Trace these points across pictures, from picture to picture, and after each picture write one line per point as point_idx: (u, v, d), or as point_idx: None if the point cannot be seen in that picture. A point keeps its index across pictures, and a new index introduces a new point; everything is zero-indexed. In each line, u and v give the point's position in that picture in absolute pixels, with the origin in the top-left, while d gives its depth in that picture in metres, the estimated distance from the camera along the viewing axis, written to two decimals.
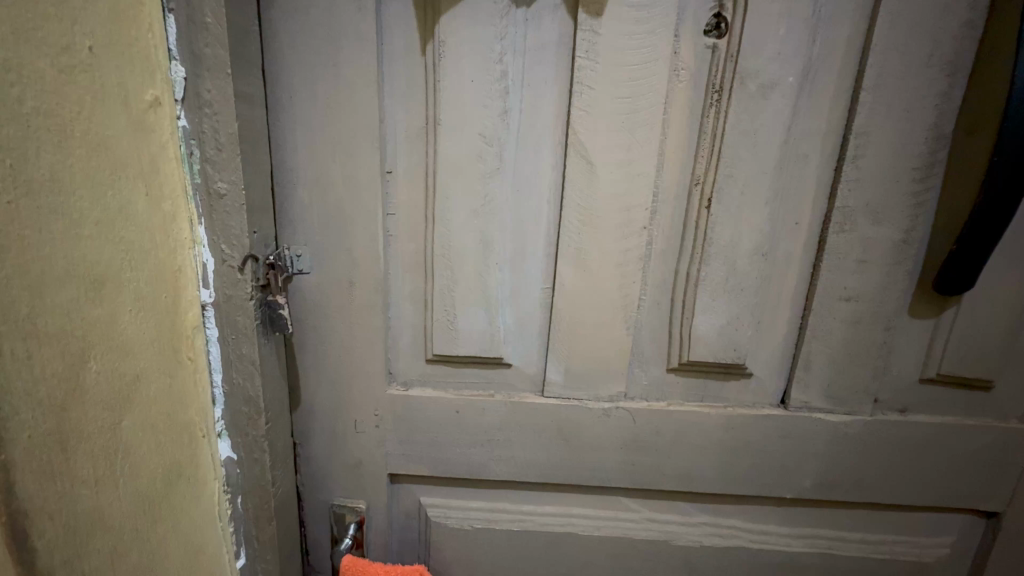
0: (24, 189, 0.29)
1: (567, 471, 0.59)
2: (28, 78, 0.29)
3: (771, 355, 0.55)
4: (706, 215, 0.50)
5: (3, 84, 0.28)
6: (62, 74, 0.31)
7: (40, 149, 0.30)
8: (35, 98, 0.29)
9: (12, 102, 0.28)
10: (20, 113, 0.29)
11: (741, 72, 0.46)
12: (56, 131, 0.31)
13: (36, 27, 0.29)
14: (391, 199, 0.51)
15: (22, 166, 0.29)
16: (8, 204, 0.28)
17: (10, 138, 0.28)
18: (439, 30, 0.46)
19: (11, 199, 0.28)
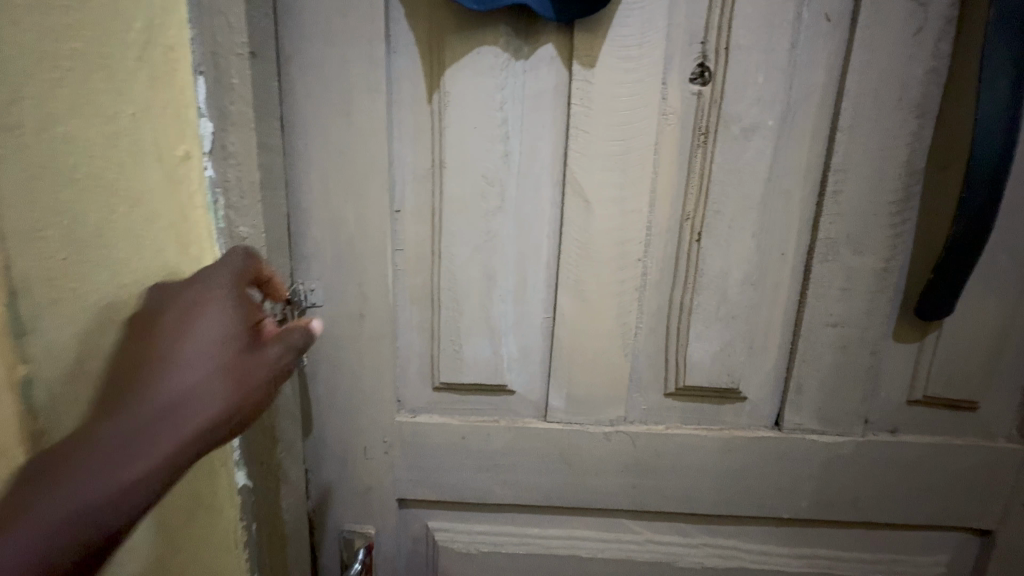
0: (74, 245, 0.35)
1: (571, 494, 0.60)
2: (81, 146, 0.35)
3: (764, 379, 0.57)
4: (698, 247, 0.53)
5: (61, 153, 0.34)
6: (109, 139, 0.36)
7: (90, 210, 0.36)
8: (85, 163, 0.35)
9: (66, 168, 0.35)
10: (74, 178, 0.35)
11: (725, 117, 0.49)
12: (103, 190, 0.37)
13: (90, 100, 0.35)
14: (399, 236, 0.54)
15: (75, 225, 0.35)
16: (62, 261, 0.35)
17: (63, 202, 0.35)
18: (444, 82, 0.49)
19: (64, 256, 0.35)
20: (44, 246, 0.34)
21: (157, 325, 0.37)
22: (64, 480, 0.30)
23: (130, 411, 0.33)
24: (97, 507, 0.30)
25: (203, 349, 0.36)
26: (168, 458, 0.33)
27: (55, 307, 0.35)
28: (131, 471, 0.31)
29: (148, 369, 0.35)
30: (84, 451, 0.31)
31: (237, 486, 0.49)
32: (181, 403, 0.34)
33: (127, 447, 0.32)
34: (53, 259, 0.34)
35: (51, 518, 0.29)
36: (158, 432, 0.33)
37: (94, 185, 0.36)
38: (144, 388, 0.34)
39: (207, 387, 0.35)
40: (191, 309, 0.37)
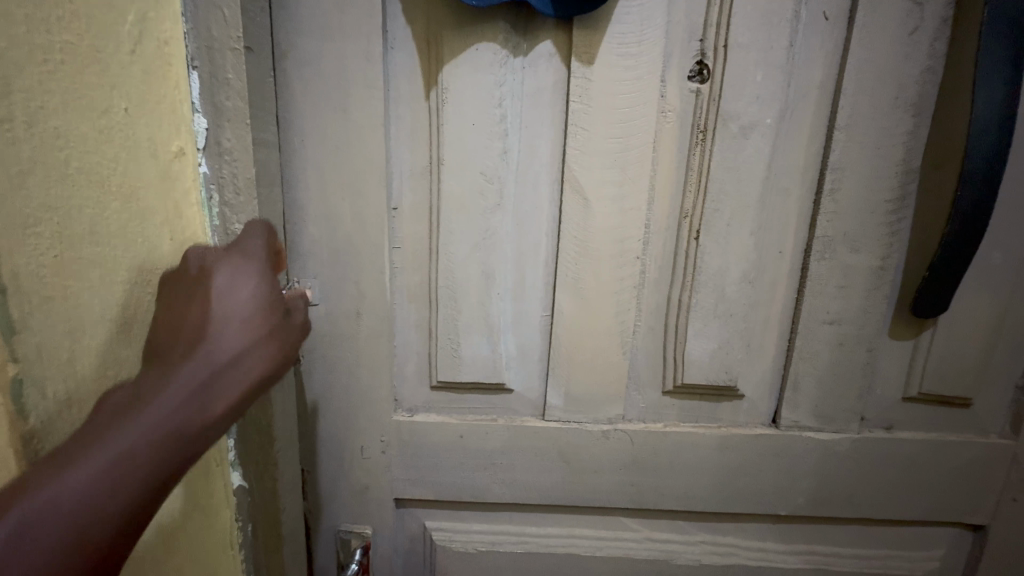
0: (68, 243, 0.35)
1: (569, 493, 0.60)
2: (73, 142, 0.35)
3: (761, 376, 0.57)
4: (697, 245, 0.53)
5: (54, 148, 0.34)
6: (101, 134, 0.36)
7: (82, 206, 0.36)
8: (77, 159, 0.35)
9: (59, 164, 0.34)
10: (65, 174, 0.34)
11: (723, 115, 0.49)
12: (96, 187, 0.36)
13: (80, 96, 0.34)
14: (397, 234, 0.54)
15: (67, 223, 0.35)
16: (53, 258, 0.35)
17: (57, 199, 0.34)
18: (442, 78, 0.49)
19: (57, 254, 0.35)
20: (35, 243, 0.34)
21: (204, 287, 0.36)
22: (127, 426, 0.29)
23: (186, 365, 0.33)
24: (160, 455, 0.30)
25: (252, 309, 0.36)
26: (226, 410, 0.32)
27: (45, 304, 0.35)
28: (192, 420, 0.31)
29: (198, 327, 0.34)
30: (144, 401, 0.31)
31: (233, 488, 0.48)
32: (234, 359, 0.34)
33: (189, 397, 0.31)
34: (43, 256, 0.34)
35: (115, 464, 0.28)
36: (216, 385, 0.33)
37: (85, 182, 0.35)
38: (197, 344, 0.34)
39: (252, 348, 0.35)
40: (237, 274, 0.37)
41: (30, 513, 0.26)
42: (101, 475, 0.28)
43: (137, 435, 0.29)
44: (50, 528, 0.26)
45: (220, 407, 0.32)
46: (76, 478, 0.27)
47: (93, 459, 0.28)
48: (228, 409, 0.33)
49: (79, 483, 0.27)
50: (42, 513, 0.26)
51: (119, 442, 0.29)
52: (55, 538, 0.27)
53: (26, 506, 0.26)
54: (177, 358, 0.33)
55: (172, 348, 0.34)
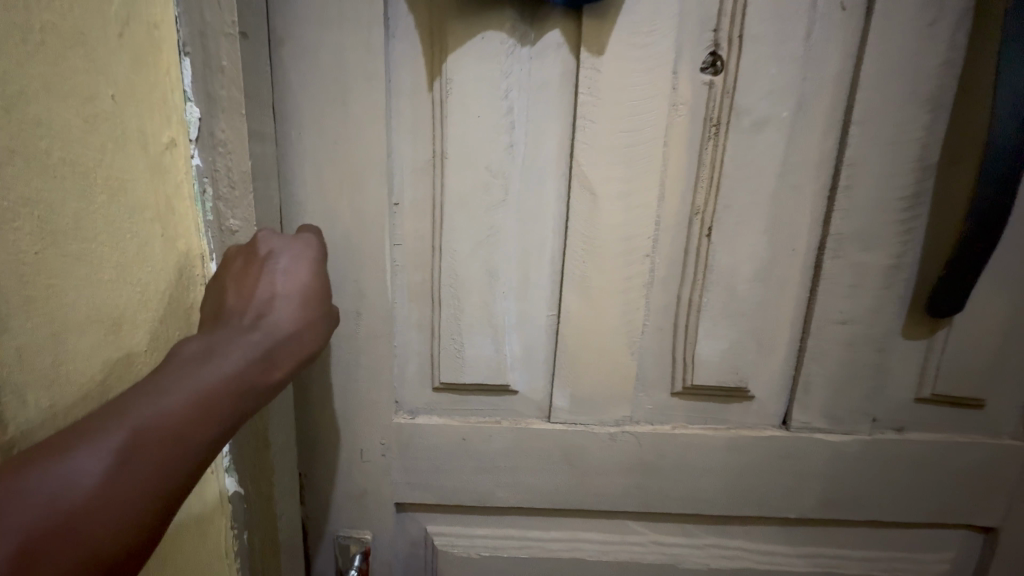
0: (49, 239, 0.33)
1: (574, 496, 0.59)
2: (56, 131, 0.32)
3: (772, 377, 0.56)
4: (708, 243, 0.51)
5: (33, 137, 0.31)
6: (86, 123, 0.34)
7: (65, 199, 0.33)
8: (61, 149, 0.33)
9: (40, 154, 0.32)
10: (46, 165, 0.32)
11: (737, 108, 0.48)
12: (81, 180, 0.34)
13: (64, 81, 0.32)
14: (398, 230, 0.52)
15: (49, 217, 0.33)
16: (34, 255, 0.33)
17: (38, 192, 0.32)
18: (447, 69, 0.47)
19: (38, 250, 0.33)
20: (15, 237, 0.32)
21: (263, 262, 0.39)
22: (206, 374, 0.33)
23: (252, 329, 0.36)
24: (231, 405, 0.33)
25: (308, 291, 0.40)
26: (283, 375, 0.36)
27: (26, 304, 0.33)
28: (258, 378, 0.35)
29: (262, 297, 0.37)
30: (219, 355, 0.34)
31: (227, 493, 0.47)
32: (294, 330, 0.38)
33: (256, 358, 0.35)
34: (24, 253, 0.32)
35: (196, 405, 0.31)
36: (278, 351, 0.36)
37: (69, 173, 0.33)
38: (262, 312, 0.37)
39: (305, 326, 0.39)
40: (292, 257, 0.41)
41: (127, 442, 0.29)
42: (185, 415, 0.31)
43: (215, 384, 0.32)
44: (141, 457, 0.29)
45: (280, 371, 0.36)
46: (164, 415, 0.30)
47: (178, 399, 0.31)
48: (285, 374, 0.37)
49: (167, 420, 0.30)
50: (136, 442, 0.29)
51: (200, 388, 0.32)
52: (145, 468, 0.29)
53: (123, 435, 0.29)
54: (244, 322, 0.36)
55: (235, 311, 0.37)
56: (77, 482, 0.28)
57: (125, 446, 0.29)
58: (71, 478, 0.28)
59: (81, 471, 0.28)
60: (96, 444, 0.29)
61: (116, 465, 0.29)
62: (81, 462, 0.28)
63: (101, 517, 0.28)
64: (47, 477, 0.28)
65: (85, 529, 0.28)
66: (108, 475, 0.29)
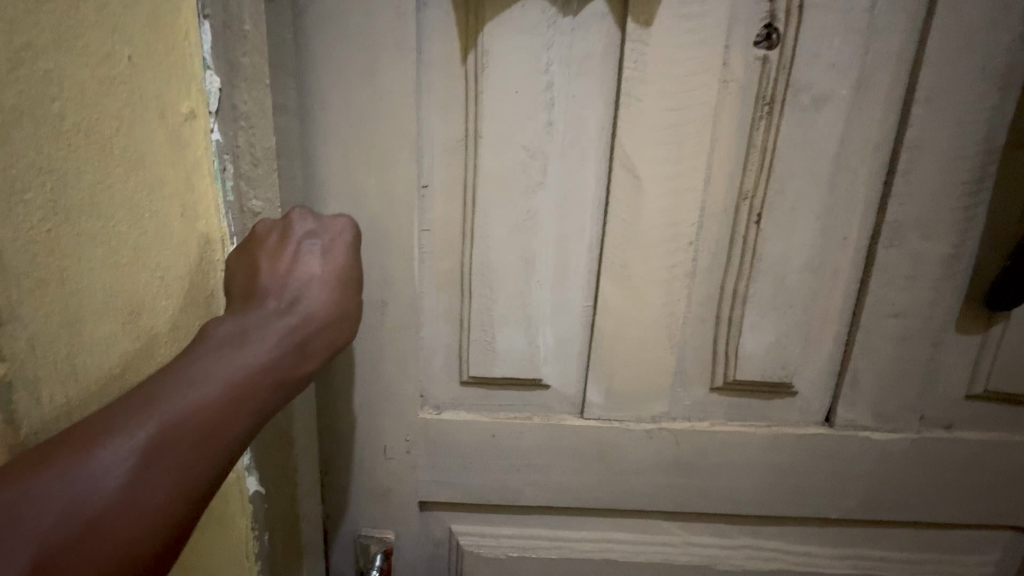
0: (63, 215, 0.31)
1: (608, 495, 0.56)
2: (69, 93, 0.30)
3: (818, 372, 0.53)
4: (757, 229, 0.48)
5: (45, 99, 0.29)
6: (102, 86, 0.31)
7: (80, 170, 0.31)
8: (74, 113, 0.30)
9: (53, 118, 0.29)
10: (58, 131, 0.30)
11: (794, 85, 0.45)
12: (96, 150, 0.31)
13: (77, 37, 0.30)
14: (426, 215, 0.49)
15: (62, 189, 0.30)
16: (46, 233, 0.30)
17: (50, 160, 0.30)
18: (483, 39, 0.44)
19: (50, 227, 0.30)
20: (26, 212, 0.30)
21: (296, 242, 0.36)
22: (239, 363, 0.30)
23: (286, 316, 0.33)
24: (265, 398, 0.30)
25: (342, 276, 0.37)
26: (318, 366, 0.34)
27: (37, 289, 0.31)
28: (292, 370, 0.32)
29: (296, 282, 0.35)
30: (252, 344, 0.31)
31: (249, 493, 0.43)
32: (328, 317, 0.35)
33: (291, 347, 0.32)
34: (34, 230, 0.30)
35: (229, 398, 0.29)
36: (313, 340, 0.34)
37: (83, 143, 0.31)
38: (296, 298, 0.34)
39: (339, 313, 0.36)
40: (327, 239, 0.38)
41: (155, 437, 0.27)
42: (216, 410, 0.28)
43: (247, 376, 0.30)
44: (171, 454, 0.27)
45: (314, 363, 0.33)
46: (194, 409, 0.28)
47: (209, 391, 0.28)
48: (318, 365, 0.34)
49: (196, 416, 0.28)
50: (166, 438, 0.27)
51: (232, 380, 0.29)
52: (174, 468, 0.27)
53: (151, 430, 0.27)
54: (278, 307, 0.33)
55: (266, 294, 0.34)
56: (102, 482, 0.26)
57: (152, 443, 0.27)
58: (95, 477, 0.26)
59: (105, 470, 0.26)
60: (122, 440, 0.26)
61: (143, 463, 0.26)
62: (105, 460, 0.26)
63: (127, 522, 0.26)
64: (70, 475, 0.25)
65: (109, 534, 0.25)
66: (135, 474, 0.26)
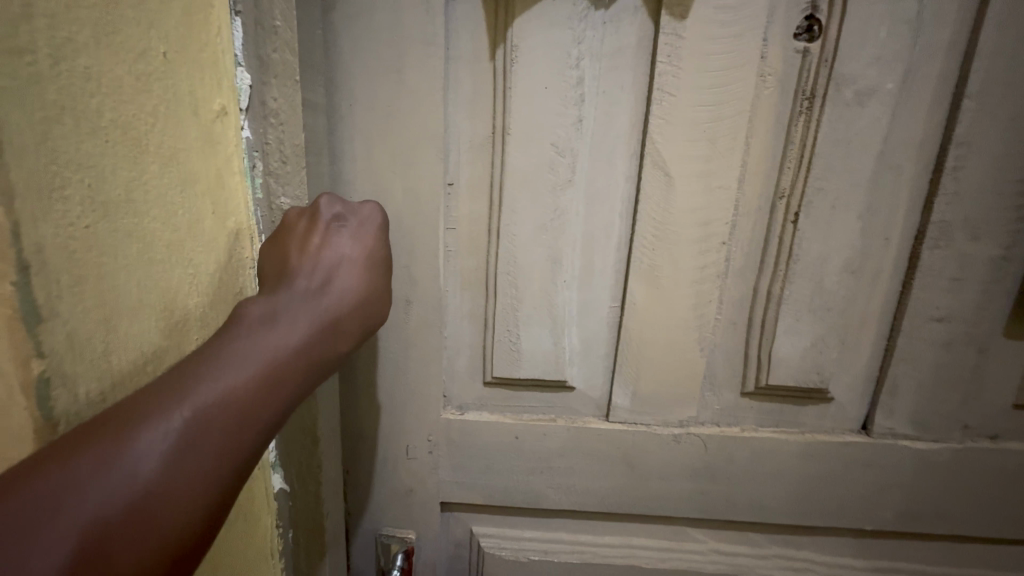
0: (100, 211, 0.29)
1: (632, 500, 0.55)
2: (106, 87, 0.28)
3: (855, 377, 0.51)
4: (794, 229, 0.47)
5: (83, 93, 0.27)
6: (138, 82, 0.30)
7: (116, 165, 0.29)
8: (112, 107, 0.28)
9: (92, 112, 0.28)
10: (96, 125, 0.28)
11: (837, 79, 0.43)
12: (133, 146, 0.30)
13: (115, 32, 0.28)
14: (452, 213, 0.48)
15: (99, 184, 0.28)
16: (83, 229, 0.28)
17: (88, 154, 0.28)
18: (512, 33, 0.43)
19: (89, 224, 0.28)
20: (65, 208, 0.27)
21: (326, 226, 0.37)
22: (274, 342, 0.30)
23: (319, 298, 0.33)
24: (297, 380, 0.31)
25: (370, 260, 0.38)
26: (348, 346, 0.34)
27: (74, 289, 0.28)
28: (325, 351, 0.32)
29: (327, 263, 0.35)
30: (285, 325, 0.31)
31: (273, 491, 0.44)
32: (359, 299, 0.35)
33: (322, 328, 0.33)
34: (73, 228, 0.27)
35: (266, 377, 0.29)
36: (344, 321, 0.34)
37: (119, 138, 0.29)
38: (327, 280, 0.35)
39: (368, 295, 0.36)
40: (354, 223, 0.39)
41: (193, 421, 0.26)
42: (252, 392, 0.28)
43: (283, 357, 0.30)
44: (210, 435, 0.27)
45: (345, 343, 0.34)
46: (231, 392, 0.28)
47: (245, 373, 0.28)
48: (348, 346, 0.34)
49: (233, 399, 0.28)
50: (204, 422, 0.27)
51: (268, 361, 0.29)
52: (212, 452, 0.27)
53: (188, 414, 0.26)
54: (310, 288, 0.33)
55: (297, 276, 0.34)
56: (141, 467, 0.25)
57: (190, 427, 0.26)
58: (132, 465, 0.25)
59: (142, 457, 0.25)
60: (158, 425, 0.26)
61: (181, 448, 0.26)
62: (142, 447, 0.25)
63: (165, 509, 0.25)
64: (105, 463, 0.24)
65: (148, 522, 0.25)
66: (174, 459, 0.26)
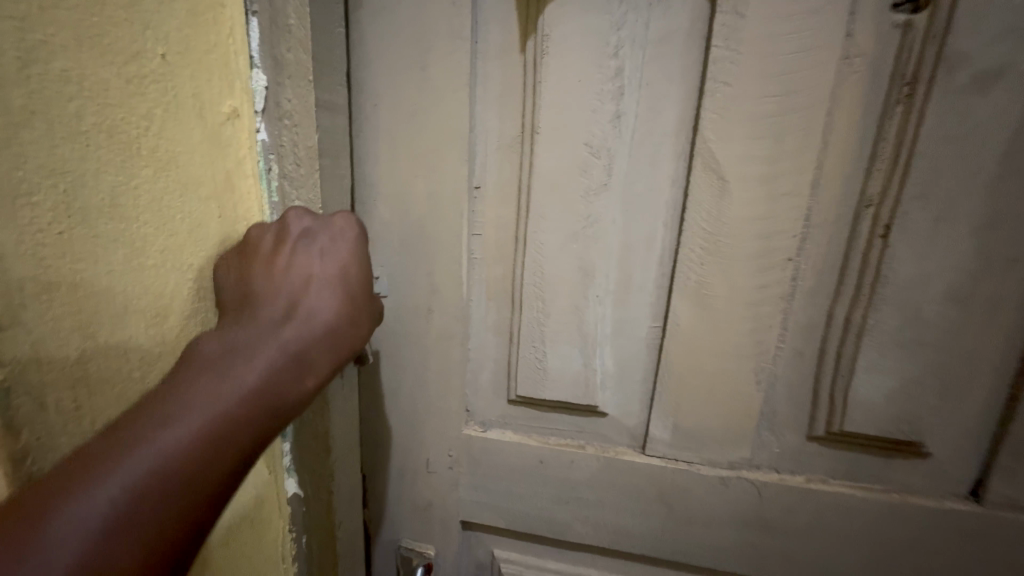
0: (80, 217, 0.30)
1: (670, 546, 0.49)
2: (90, 92, 0.29)
3: (962, 431, 0.41)
4: (883, 245, 0.38)
5: (61, 98, 0.28)
6: (129, 85, 0.30)
7: (100, 171, 0.30)
8: (94, 113, 0.29)
9: (71, 118, 0.29)
10: (77, 131, 0.29)
11: (949, 59, 0.34)
12: (122, 151, 0.31)
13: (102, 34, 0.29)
14: (477, 217, 0.45)
15: (75, 191, 0.30)
16: (57, 236, 0.29)
17: (64, 160, 0.29)
18: (543, 22, 0.39)
19: (64, 229, 0.30)
20: (33, 215, 0.29)
21: (292, 247, 0.34)
22: (229, 387, 0.27)
23: (278, 331, 0.30)
24: (256, 426, 0.27)
25: (343, 279, 0.34)
26: (322, 379, 0.31)
27: (43, 294, 0.30)
28: (290, 389, 0.29)
29: (290, 291, 0.32)
30: (242, 367, 0.28)
31: (286, 496, 0.43)
32: (328, 326, 0.32)
33: (286, 362, 0.29)
34: (45, 233, 0.29)
35: (218, 428, 0.26)
36: (312, 351, 0.31)
37: (104, 142, 0.30)
38: (290, 311, 0.31)
39: (341, 320, 0.33)
40: (326, 239, 0.35)
41: (139, 474, 0.24)
42: (204, 439, 0.25)
43: (240, 399, 0.27)
44: (157, 496, 0.24)
45: (314, 378, 0.30)
46: (179, 444, 0.25)
47: (196, 422, 0.26)
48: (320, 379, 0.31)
49: (182, 454, 0.25)
50: (149, 479, 0.24)
51: (224, 404, 0.27)
52: (161, 510, 0.24)
53: (134, 467, 0.24)
54: (271, 322, 0.31)
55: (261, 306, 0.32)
56: (80, 531, 0.22)
57: (135, 485, 0.24)
58: (71, 529, 0.22)
59: (81, 519, 0.23)
60: (100, 482, 0.23)
61: (126, 507, 0.23)
62: (82, 505, 0.23)
63: (104, 571, 0.23)
64: (43, 529, 0.22)
65: None
66: (116, 514, 0.23)
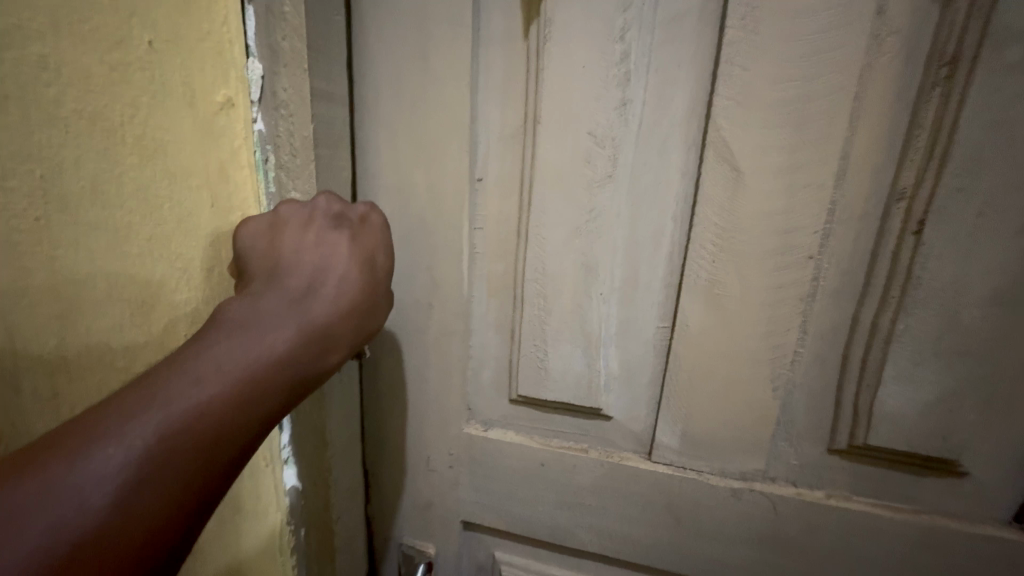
0: (58, 203, 0.31)
1: (676, 558, 0.46)
2: (68, 78, 0.30)
3: (1005, 451, 0.37)
4: (914, 243, 0.35)
5: (40, 83, 0.29)
6: (114, 73, 0.31)
7: (83, 157, 0.31)
8: (75, 100, 0.30)
9: (49, 104, 0.30)
10: (56, 117, 0.30)
11: (997, 36, 0.30)
12: (105, 137, 0.31)
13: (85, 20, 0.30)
14: (478, 210, 0.44)
15: (53, 177, 0.31)
16: (35, 220, 0.31)
17: (45, 146, 0.30)
18: (547, 6, 0.37)
19: (39, 216, 0.31)
20: (11, 201, 0.30)
21: (323, 226, 0.34)
22: (258, 351, 0.26)
23: (306, 303, 0.30)
24: (282, 393, 0.27)
25: (370, 262, 0.34)
26: (343, 356, 0.31)
27: (20, 282, 0.31)
28: (314, 361, 0.29)
29: (319, 266, 0.32)
30: (272, 332, 0.27)
31: (284, 488, 0.43)
32: (354, 304, 0.32)
33: (315, 332, 0.29)
34: (24, 217, 0.30)
35: (246, 391, 0.25)
36: (337, 326, 0.30)
37: (87, 127, 0.31)
38: (318, 286, 0.31)
39: (366, 301, 0.33)
40: (355, 223, 0.36)
41: (161, 432, 0.22)
42: (231, 400, 0.24)
43: (269, 364, 0.26)
44: (179, 456, 0.23)
45: (337, 354, 0.30)
46: (207, 402, 0.24)
47: (225, 382, 0.25)
48: (345, 351, 0.31)
49: (208, 413, 0.24)
50: (173, 437, 0.23)
51: (250, 367, 0.26)
52: (182, 471, 0.23)
53: (157, 424, 0.22)
54: (298, 293, 0.30)
55: (289, 275, 0.31)
56: (96, 487, 0.21)
57: (158, 441, 0.22)
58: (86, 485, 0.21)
59: (97, 474, 0.21)
60: (120, 437, 0.22)
61: (145, 465, 0.22)
62: (100, 460, 0.21)
63: (115, 533, 0.21)
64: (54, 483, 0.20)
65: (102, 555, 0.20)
66: (135, 472, 0.21)
